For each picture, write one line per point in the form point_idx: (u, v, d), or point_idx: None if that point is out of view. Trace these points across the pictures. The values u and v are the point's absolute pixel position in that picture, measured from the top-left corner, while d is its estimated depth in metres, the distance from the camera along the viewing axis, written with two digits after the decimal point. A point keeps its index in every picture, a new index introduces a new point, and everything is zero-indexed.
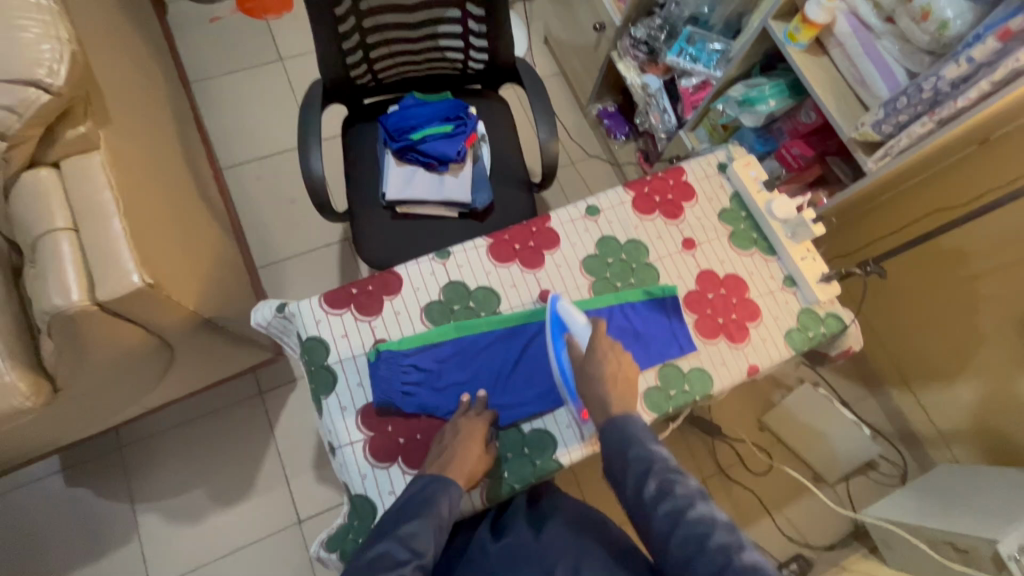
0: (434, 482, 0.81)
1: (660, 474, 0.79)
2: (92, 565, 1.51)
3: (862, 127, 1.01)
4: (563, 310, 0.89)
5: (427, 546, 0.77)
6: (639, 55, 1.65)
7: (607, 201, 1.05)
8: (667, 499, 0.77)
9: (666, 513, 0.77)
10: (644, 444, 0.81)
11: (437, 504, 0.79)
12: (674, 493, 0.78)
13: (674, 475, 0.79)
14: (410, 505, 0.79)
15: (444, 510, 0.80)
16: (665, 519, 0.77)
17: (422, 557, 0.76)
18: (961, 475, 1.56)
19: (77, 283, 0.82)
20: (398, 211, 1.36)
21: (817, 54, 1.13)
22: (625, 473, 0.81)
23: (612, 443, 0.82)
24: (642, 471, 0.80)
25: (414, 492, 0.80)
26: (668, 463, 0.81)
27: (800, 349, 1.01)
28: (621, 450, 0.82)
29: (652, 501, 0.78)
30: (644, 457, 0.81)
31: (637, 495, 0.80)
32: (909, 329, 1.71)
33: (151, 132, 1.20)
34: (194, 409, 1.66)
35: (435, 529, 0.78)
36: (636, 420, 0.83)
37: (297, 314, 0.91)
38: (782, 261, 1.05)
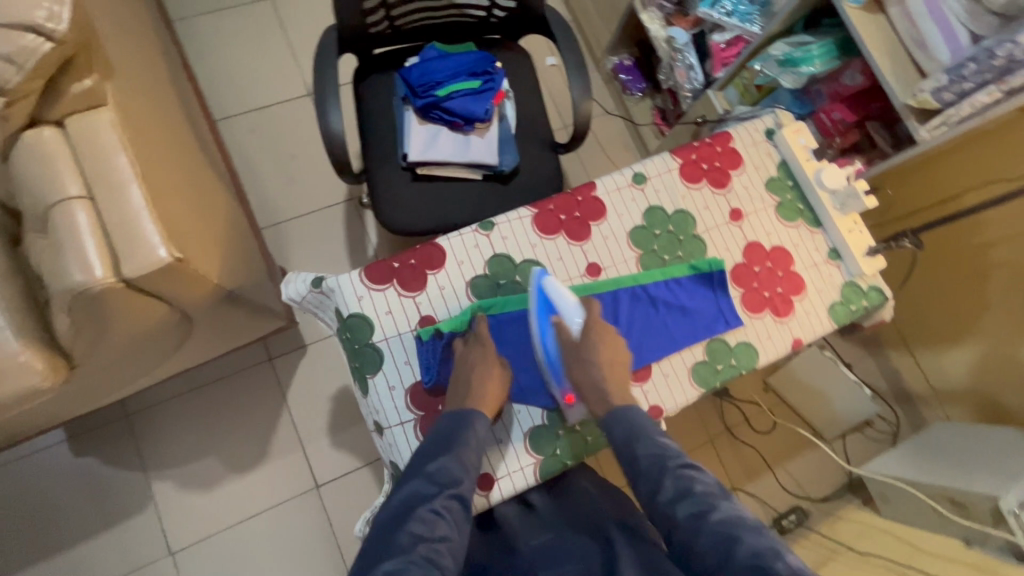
0: (456, 416, 0.80)
1: (675, 472, 0.78)
2: (108, 533, 1.50)
3: (920, 94, 0.97)
4: (552, 289, 0.85)
5: (457, 475, 0.76)
6: (666, 6, 1.59)
7: (654, 168, 1.00)
8: (686, 496, 0.75)
9: (687, 511, 0.74)
10: (653, 439, 0.81)
11: (466, 437, 0.79)
12: (694, 491, 0.76)
13: (692, 472, 0.78)
14: (436, 443, 0.80)
15: (474, 444, 0.79)
16: (685, 519, 0.74)
17: (454, 486, 0.76)
18: (956, 435, 1.63)
19: (98, 258, 0.75)
20: (419, 172, 1.28)
21: (873, 12, 1.07)
22: (638, 471, 0.80)
23: (615, 430, 0.83)
24: (656, 468, 0.79)
25: (439, 429, 0.81)
26: (687, 460, 0.80)
27: (842, 323, 1.01)
28: (630, 445, 0.81)
29: (669, 502, 0.76)
30: (655, 455, 0.80)
31: (653, 495, 0.78)
32: (914, 293, 1.76)
33: (149, 82, 1.09)
34: (201, 377, 1.60)
35: (465, 461, 0.78)
36: (639, 411, 0.84)
37: (336, 289, 0.86)
38: (827, 234, 1.03)
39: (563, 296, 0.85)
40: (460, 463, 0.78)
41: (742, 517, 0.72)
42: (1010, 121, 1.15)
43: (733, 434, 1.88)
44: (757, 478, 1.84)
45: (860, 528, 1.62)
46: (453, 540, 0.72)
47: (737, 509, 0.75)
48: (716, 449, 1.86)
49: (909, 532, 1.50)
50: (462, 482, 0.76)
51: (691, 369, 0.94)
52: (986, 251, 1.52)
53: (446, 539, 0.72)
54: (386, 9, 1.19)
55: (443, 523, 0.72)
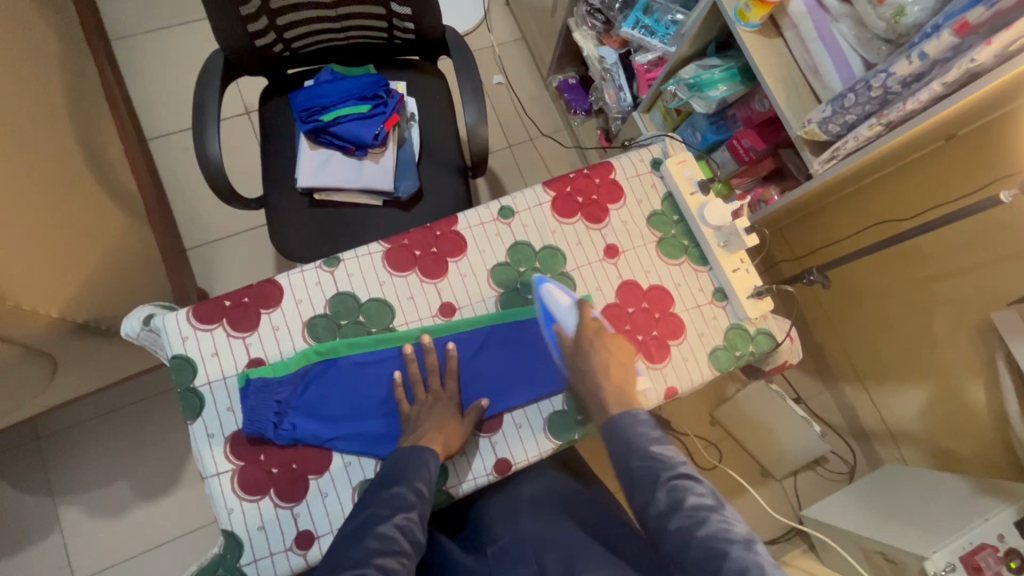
0: (410, 452, 0.77)
1: (668, 483, 0.71)
2: (11, 558, 1.47)
3: (808, 124, 0.89)
4: (550, 297, 0.86)
5: (412, 501, 0.73)
6: (596, 25, 1.51)
7: (524, 201, 0.94)
8: (677, 511, 0.69)
9: (678, 525, 0.68)
10: (648, 452, 0.74)
11: (421, 469, 0.76)
12: (684, 504, 0.69)
13: (685, 482, 0.71)
14: (393, 470, 0.76)
15: (427, 475, 0.76)
16: (677, 532, 0.68)
17: (409, 509, 0.73)
18: (906, 478, 1.53)
19: None
20: (315, 198, 1.24)
21: (771, 36, 1.00)
22: (631, 483, 0.74)
23: (615, 444, 0.77)
24: (649, 481, 0.72)
25: (403, 454, 0.77)
26: (682, 468, 0.73)
27: (726, 370, 0.93)
28: (626, 460, 0.75)
29: (661, 515, 0.70)
30: (651, 467, 0.73)
31: (645, 507, 0.72)
32: (854, 327, 1.68)
33: (22, 105, 1.06)
34: (116, 399, 1.57)
35: (420, 488, 0.75)
36: (639, 424, 0.77)
37: (161, 329, 0.82)
38: (714, 273, 0.96)
39: (557, 302, 0.86)
40: (415, 491, 0.74)
41: (736, 532, 0.67)
42: (912, 164, 1.16)
43: None
44: None
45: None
46: (409, 556, 0.69)
47: (729, 521, 0.68)
48: None
49: None
50: (417, 505, 0.74)
51: (548, 420, 0.87)
52: (900, 292, 1.50)
53: (402, 555, 0.68)
54: (278, 32, 1.15)
55: (401, 539, 0.69)
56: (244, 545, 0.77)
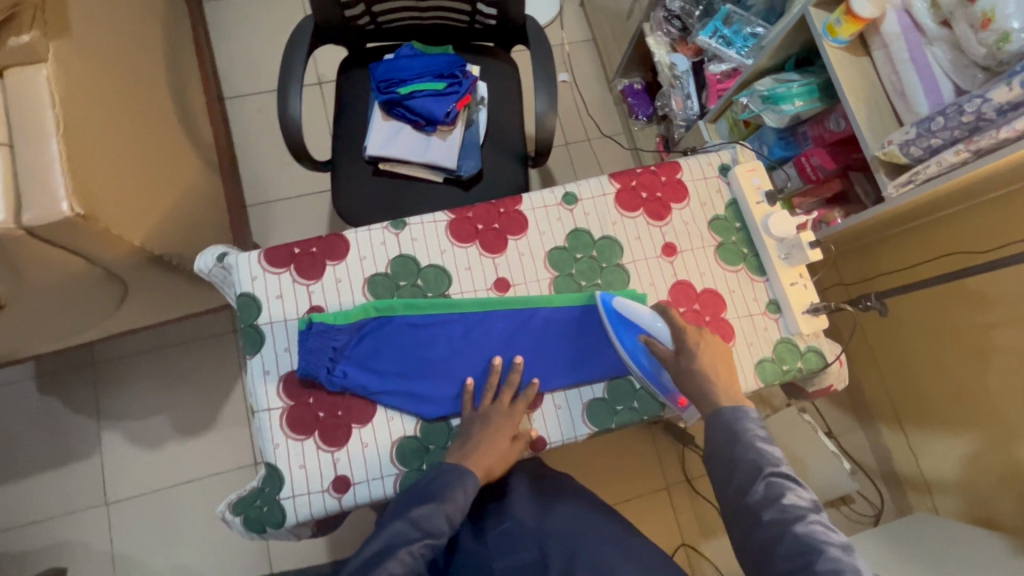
0: (452, 472, 0.78)
1: (770, 478, 0.70)
2: (54, 472, 1.56)
3: (888, 146, 0.88)
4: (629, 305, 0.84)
5: (439, 527, 0.73)
6: (671, 32, 1.51)
7: (588, 190, 0.96)
8: (771, 504, 0.68)
9: (770, 519, 0.67)
10: (754, 446, 0.72)
11: (458, 495, 0.76)
12: (783, 500, 0.68)
13: (786, 480, 0.69)
14: (427, 487, 0.77)
15: (459, 502, 0.76)
16: (767, 523, 0.67)
17: (434, 537, 0.73)
18: (935, 530, 1.48)
19: (5, 202, 0.79)
20: (379, 167, 1.28)
21: (857, 54, 0.99)
22: (728, 474, 0.72)
23: (717, 430, 0.75)
24: (752, 475, 0.70)
25: (437, 474, 0.78)
26: (782, 469, 0.71)
27: (771, 383, 0.92)
28: (730, 446, 0.73)
29: (755, 503, 0.69)
30: (755, 459, 0.71)
31: (740, 494, 0.70)
32: (900, 368, 1.63)
33: (127, 48, 1.13)
34: (167, 338, 1.66)
35: (451, 514, 0.75)
36: (745, 415, 0.75)
37: (234, 267, 0.86)
38: (770, 284, 0.95)
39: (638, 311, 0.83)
40: (445, 516, 0.74)
41: (835, 539, 0.65)
42: (948, 215, 1.19)
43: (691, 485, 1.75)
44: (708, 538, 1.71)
45: None
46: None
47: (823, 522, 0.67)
48: (671, 498, 1.73)
49: None
50: (443, 533, 0.74)
51: (588, 405, 0.88)
52: (943, 335, 1.48)
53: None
54: (367, 5, 1.20)
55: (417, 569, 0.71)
56: (284, 480, 0.81)
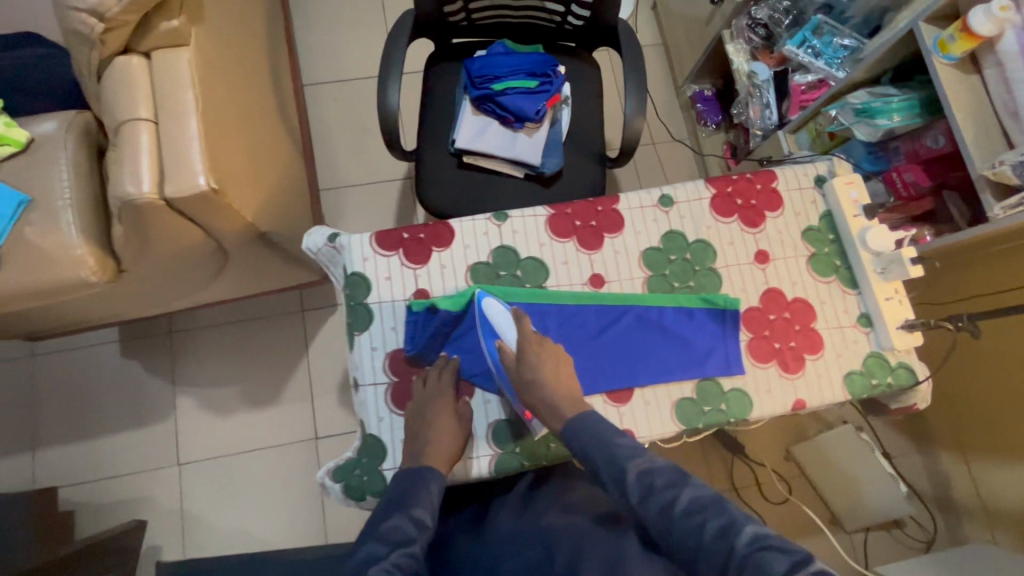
0: (410, 477, 0.77)
1: (636, 471, 0.68)
2: (132, 430, 1.66)
3: (999, 166, 0.88)
4: (486, 308, 0.84)
5: (412, 533, 0.71)
6: (754, 39, 1.51)
7: (684, 193, 0.97)
8: (653, 493, 0.66)
9: (657, 508, 0.65)
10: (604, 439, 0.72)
11: (422, 494, 0.75)
12: (656, 486, 0.66)
13: (650, 467, 0.68)
14: (398, 499, 0.76)
15: (428, 501, 0.75)
16: (655, 514, 0.65)
17: (409, 544, 0.70)
18: (994, 562, 1.44)
19: (149, 175, 0.85)
20: (464, 160, 1.31)
21: (967, 72, 0.98)
22: (602, 478, 0.70)
23: (580, 433, 0.73)
24: (617, 473, 0.69)
25: (398, 486, 0.77)
26: (646, 456, 0.70)
27: (859, 396, 0.92)
28: (591, 447, 0.72)
29: (638, 504, 0.66)
30: (622, 449, 0.70)
31: (622, 499, 0.68)
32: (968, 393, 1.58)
33: (241, 34, 1.20)
34: (240, 312, 1.74)
35: (419, 514, 0.73)
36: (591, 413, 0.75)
37: (346, 247, 0.91)
38: (863, 298, 0.95)
39: (495, 315, 0.84)
40: (416, 520, 0.73)
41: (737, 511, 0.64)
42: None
43: (738, 494, 1.75)
44: None
45: None
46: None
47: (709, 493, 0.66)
48: None
49: None
50: (417, 540, 0.71)
51: (677, 404, 0.89)
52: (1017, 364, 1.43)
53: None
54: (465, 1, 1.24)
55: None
56: (386, 451, 0.86)
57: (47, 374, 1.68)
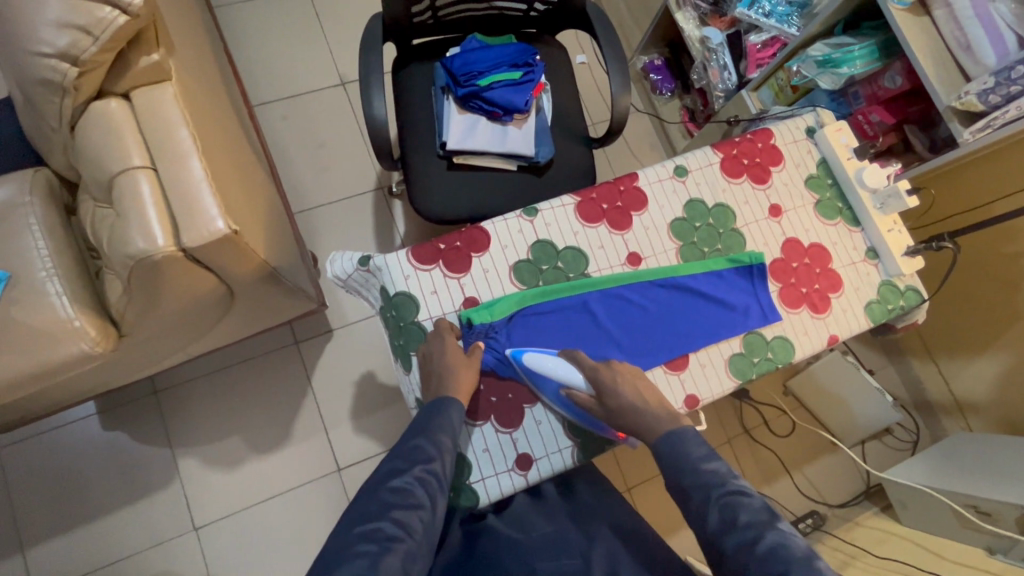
0: (434, 406, 0.81)
1: (719, 501, 0.72)
2: (133, 506, 1.52)
3: (965, 96, 0.98)
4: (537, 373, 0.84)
5: (432, 453, 0.78)
6: (701, 6, 1.58)
7: (696, 161, 1.01)
8: (732, 528, 0.69)
9: (732, 544, 0.68)
10: (698, 469, 0.75)
11: (444, 421, 0.80)
12: (738, 522, 0.69)
13: (734, 499, 0.71)
14: (418, 425, 0.81)
15: (452, 428, 0.80)
16: (716, 526, 0.71)
17: (429, 462, 0.77)
18: (974, 444, 1.63)
19: (160, 227, 0.78)
20: (455, 161, 1.29)
21: (918, 15, 1.07)
22: (686, 501, 0.75)
23: (663, 454, 0.79)
24: (702, 499, 0.73)
25: (419, 416, 0.82)
26: (733, 485, 0.73)
27: (879, 322, 1.01)
28: (674, 474, 0.77)
29: (716, 534, 0.70)
30: (702, 484, 0.74)
31: (701, 526, 0.72)
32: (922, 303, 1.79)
33: (200, 61, 1.11)
34: (229, 357, 1.63)
35: (440, 440, 0.79)
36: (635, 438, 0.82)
37: (383, 268, 0.87)
38: (866, 233, 1.03)
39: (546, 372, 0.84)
40: (437, 444, 0.79)
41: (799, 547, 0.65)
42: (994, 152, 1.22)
43: (751, 435, 1.86)
44: (774, 481, 1.82)
45: (881, 535, 1.61)
46: (426, 507, 0.73)
47: (791, 536, 0.68)
48: (733, 450, 1.84)
49: (928, 539, 1.50)
50: (438, 459, 0.78)
51: (729, 361, 0.94)
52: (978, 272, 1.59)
53: (417, 506, 0.73)
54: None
55: (416, 492, 0.74)
56: (470, 464, 0.85)
57: (19, 467, 1.50)
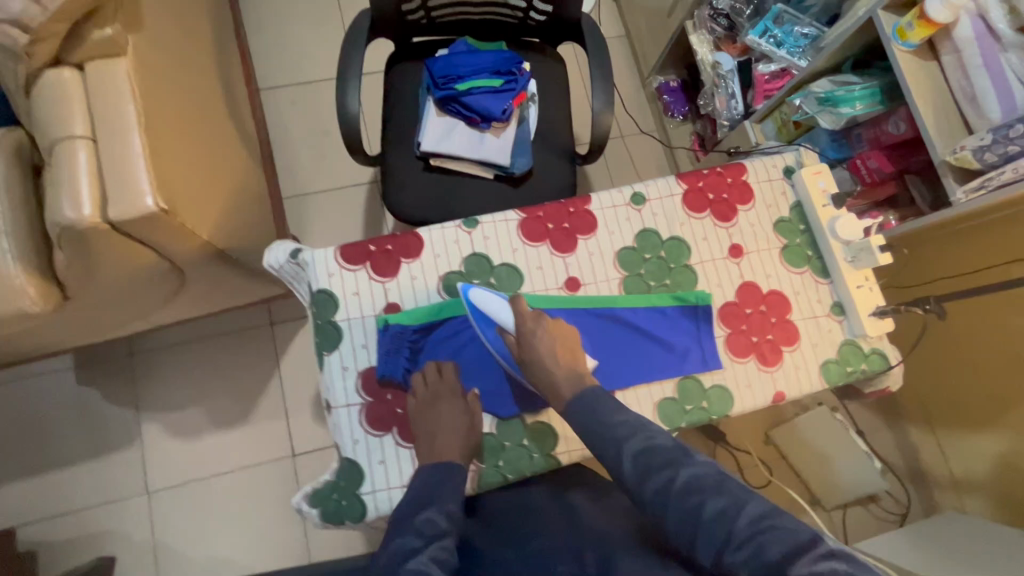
0: (436, 472, 0.77)
1: (634, 450, 0.70)
2: (93, 462, 1.57)
3: (960, 151, 0.89)
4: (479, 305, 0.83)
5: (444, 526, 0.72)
6: (716, 29, 1.49)
7: (656, 190, 0.96)
8: (699, 526, 0.63)
9: (654, 489, 0.67)
10: (609, 420, 0.73)
11: (450, 488, 0.76)
12: (656, 466, 0.68)
13: (652, 445, 0.70)
14: (420, 496, 0.75)
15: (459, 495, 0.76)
16: (675, 522, 0.65)
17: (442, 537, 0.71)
18: (962, 528, 1.49)
19: (89, 197, 0.79)
20: (431, 163, 1.27)
21: (925, 58, 0.98)
22: (602, 456, 0.72)
23: (580, 414, 0.75)
24: (616, 452, 0.71)
25: (416, 485, 0.77)
26: (647, 432, 0.71)
27: (835, 384, 0.93)
28: (591, 433, 0.73)
29: (636, 483, 0.68)
30: (616, 435, 0.72)
31: (620, 477, 0.70)
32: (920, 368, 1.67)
33: (186, 40, 1.13)
34: (204, 329, 1.66)
35: (447, 513, 0.73)
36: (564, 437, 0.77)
37: (310, 263, 0.87)
38: (834, 286, 0.96)
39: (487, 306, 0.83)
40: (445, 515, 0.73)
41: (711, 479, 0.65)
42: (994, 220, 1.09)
43: None
44: None
45: None
46: None
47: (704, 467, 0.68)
48: None
49: None
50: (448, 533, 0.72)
51: (658, 406, 0.89)
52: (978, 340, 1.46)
53: None
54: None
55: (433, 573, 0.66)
56: (364, 474, 0.83)
57: None
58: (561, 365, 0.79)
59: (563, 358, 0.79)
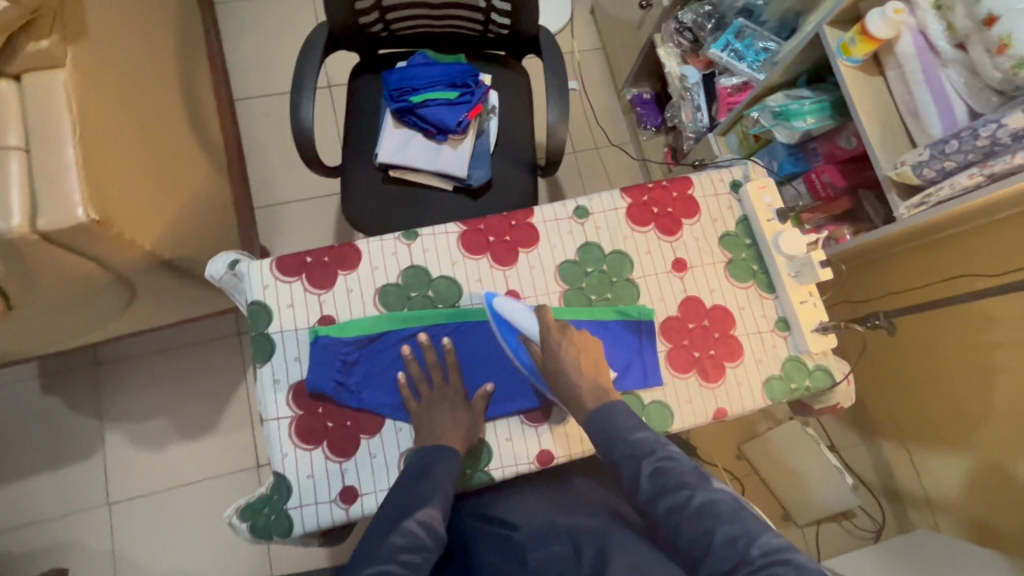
0: (431, 453, 0.78)
1: (653, 466, 0.67)
2: (55, 471, 1.56)
3: (901, 166, 0.89)
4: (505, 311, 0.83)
5: (431, 495, 0.73)
6: (682, 43, 1.49)
7: (600, 204, 0.96)
8: (710, 551, 0.61)
9: (665, 508, 0.65)
10: (626, 435, 0.70)
11: (440, 468, 0.76)
12: (670, 487, 0.65)
13: (668, 464, 0.67)
14: (414, 473, 0.76)
15: (449, 473, 0.76)
16: (685, 542, 0.63)
17: (432, 505, 0.71)
18: (932, 546, 1.47)
19: (19, 206, 0.79)
20: (390, 174, 1.27)
21: (871, 73, 0.98)
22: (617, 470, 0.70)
23: (595, 428, 0.73)
24: (632, 469, 0.68)
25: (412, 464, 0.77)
26: (665, 450, 0.69)
27: (779, 401, 0.92)
28: (605, 446, 0.71)
29: (648, 500, 0.66)
30: (631, 449, 0.69)
31: (634, 494, 0.68)
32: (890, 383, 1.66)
33: (143, 52, 1.14)
34: (171, 339, 1.66)
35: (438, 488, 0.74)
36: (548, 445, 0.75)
37: (245, 275, 0.87)
38: (779, 301, 0.95)
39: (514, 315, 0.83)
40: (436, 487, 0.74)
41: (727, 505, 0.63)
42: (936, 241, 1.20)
43: None
44: None
45: None
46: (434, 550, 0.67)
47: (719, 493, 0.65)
48: None
49: None
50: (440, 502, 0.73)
51: None
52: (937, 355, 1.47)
53: (429, 549, 0.67)
54: (381, 12, 1.19)
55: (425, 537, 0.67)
56: (291, 489, 0.82)
57: None
58: (584, 375, 0.77)
59: (585, 370, 0.78)
